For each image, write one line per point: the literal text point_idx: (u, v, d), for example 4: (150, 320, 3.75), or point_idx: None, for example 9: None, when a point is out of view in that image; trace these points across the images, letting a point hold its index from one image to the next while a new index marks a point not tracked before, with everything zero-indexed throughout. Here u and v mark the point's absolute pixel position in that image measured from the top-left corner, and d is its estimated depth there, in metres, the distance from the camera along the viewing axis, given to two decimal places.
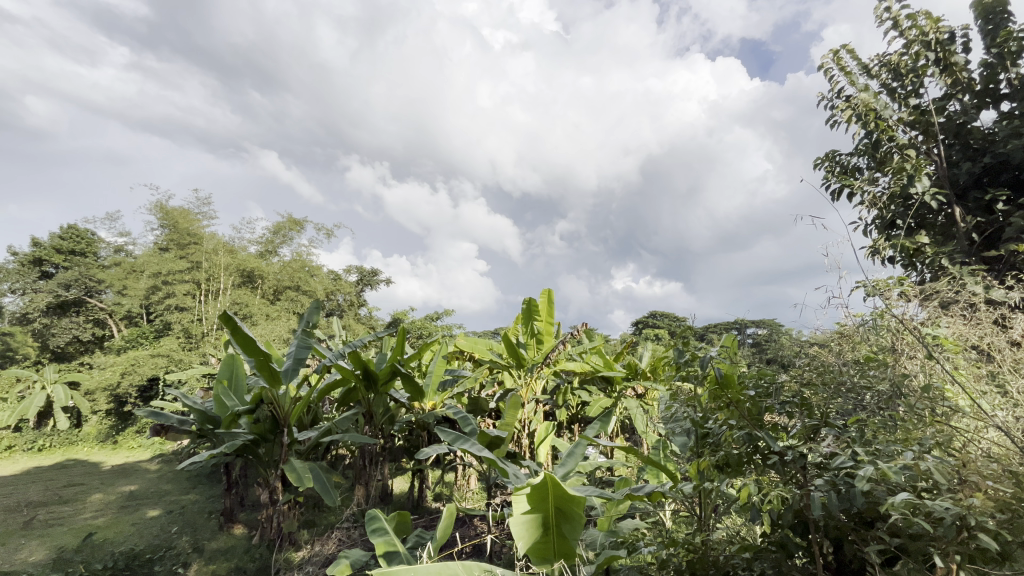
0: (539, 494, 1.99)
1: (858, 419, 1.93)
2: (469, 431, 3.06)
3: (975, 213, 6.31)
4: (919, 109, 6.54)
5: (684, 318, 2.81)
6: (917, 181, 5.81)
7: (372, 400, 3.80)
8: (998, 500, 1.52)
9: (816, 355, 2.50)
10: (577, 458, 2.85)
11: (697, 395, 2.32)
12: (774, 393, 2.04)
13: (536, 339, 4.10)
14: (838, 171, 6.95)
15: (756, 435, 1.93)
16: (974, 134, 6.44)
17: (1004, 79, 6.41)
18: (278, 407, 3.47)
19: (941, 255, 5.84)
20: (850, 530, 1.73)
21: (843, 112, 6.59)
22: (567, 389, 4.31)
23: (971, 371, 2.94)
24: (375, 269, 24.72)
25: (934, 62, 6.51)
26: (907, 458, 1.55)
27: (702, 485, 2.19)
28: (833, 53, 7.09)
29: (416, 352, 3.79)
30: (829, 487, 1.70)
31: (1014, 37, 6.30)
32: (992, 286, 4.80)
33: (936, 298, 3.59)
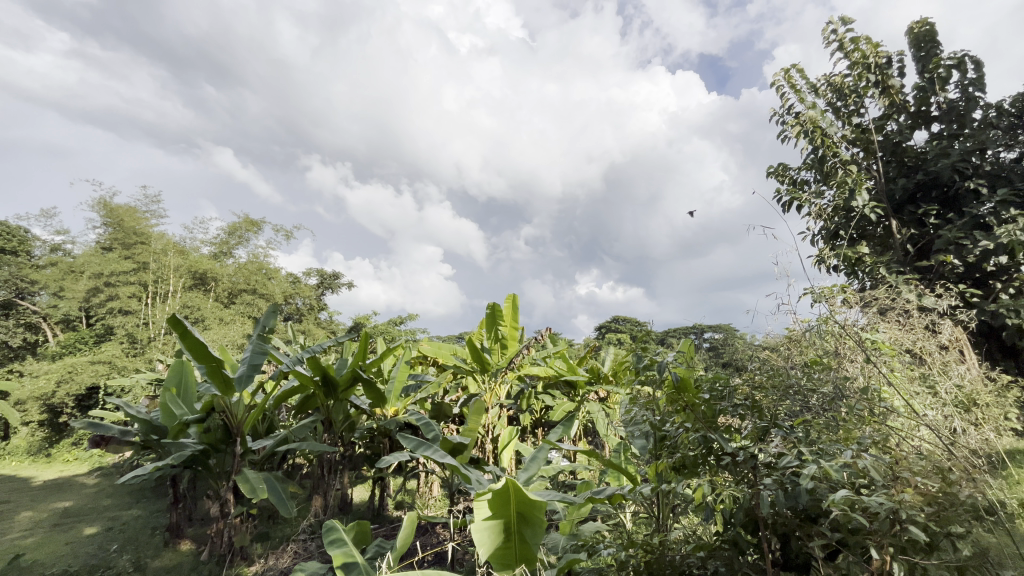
0: (500, 501, 1.99)
1: (804, 420, 2.04)
2: (431, 437, 3.03)
3: (910, 225, 6.85)
4: (860, 127, 7.00)
5: (645, 322, 2.91)
6: (857, 195, 6.24)
7: (331, 407, 3.67)
8: (925, 495, 1.62)
9: (766, 359, 2.67)
10: (539, 463, 2.85)
11: (655, 398, 2.38)
12: (728, 396, 2.13)
13: (501, 344, 4.04)
14: (788, 184, 7.33)
15: (710, 437, 2.00)
16: (908, 152, 6.91)
17: (934, 102, 6.95)
18: (231, 415, 3.32)
19: (880, 264, 6.25)
20: (796, 527, 1.81)
21: (793, 128, 6.96)
22: (531, 393, 4.32)
23: (902, 372, 3.19)
24: (336, 272, 24.22)
25: (873, 85, 6.98)
26: (848, 458, 1.63)
27: (660, 486, 2.26)
28: (784, 72, 7.49)
29: (379, 358, 3.70)
30: (776, 486, 1.77)
31: (943, 65, 6.84)
32: (925, 294, 5.17)
33: (873, 305, 3.88)
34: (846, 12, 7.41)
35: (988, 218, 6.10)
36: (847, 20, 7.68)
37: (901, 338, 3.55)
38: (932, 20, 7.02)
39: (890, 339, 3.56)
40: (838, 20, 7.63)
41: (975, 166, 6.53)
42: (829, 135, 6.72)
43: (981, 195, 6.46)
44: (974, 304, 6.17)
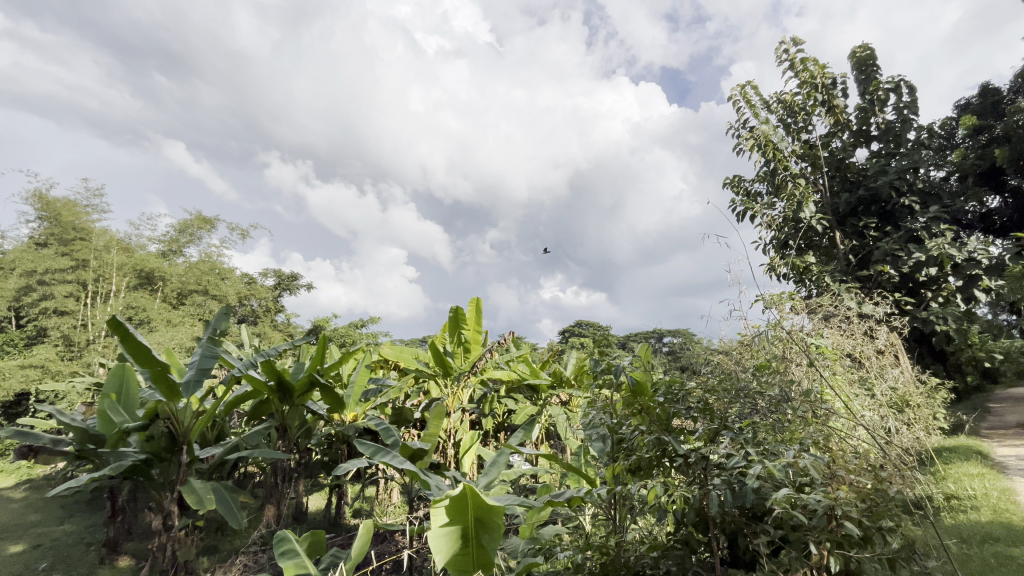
0: (457, 507, 1.97)
1: (752, 421, 2.13)
2: (390, 443, 2.97)
3: (852, 237, 7.28)
4: (808, 143, 7.40)
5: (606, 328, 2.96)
6: (804, 207, 6.59)
7: (286, 413, 3.52)
8: (859, 491, 1.71)
9: (719, 363, 2.78)
10: (500, 467, 2.83)
11: (612, 401, 2.43)
12: (682, 399, 2.20)
13: (463, 349, 3.96)
14: (743, 196, 7.65)
15: (664, 439, 2.06)
16: (851, 168, 7.35)
17: (874, 122, 7.43)
18: (177, 422, 3.15)
19: (825, 273, 6.61)
20: (742, 525, 1.88)
21: (747, 142, 7.29)
22: (494, 397, 4.29)
23: (843, 376, 3.41)
24: (295, 273, 23.52)
25: (820, 103, 7.39)
26: (790, 459, 1.71)
27: (616, 488, 2.31)
28: (739, 88, 7.83)
29: (337, 362, 3.59)
30: (725, 487, 1.83)
31: (882, 88, 7.33)
32: (865, 302, 5.50)
33: (817, 312, 4.12)
34: (797, 34, 7.84)
35: (921, 232, 6.58)
36: (797, 41, 8.12)
37: (842, 343, 3.78)
38: (872, 46, 7.51)
39: (833, 344, 3.79)
40: (790, 41, 8.05)
41: (910, 184, 7.02)
42: (780, 150, 7.07)
43: (914, 211, 6.96)
44: (907, 312, 6.63)
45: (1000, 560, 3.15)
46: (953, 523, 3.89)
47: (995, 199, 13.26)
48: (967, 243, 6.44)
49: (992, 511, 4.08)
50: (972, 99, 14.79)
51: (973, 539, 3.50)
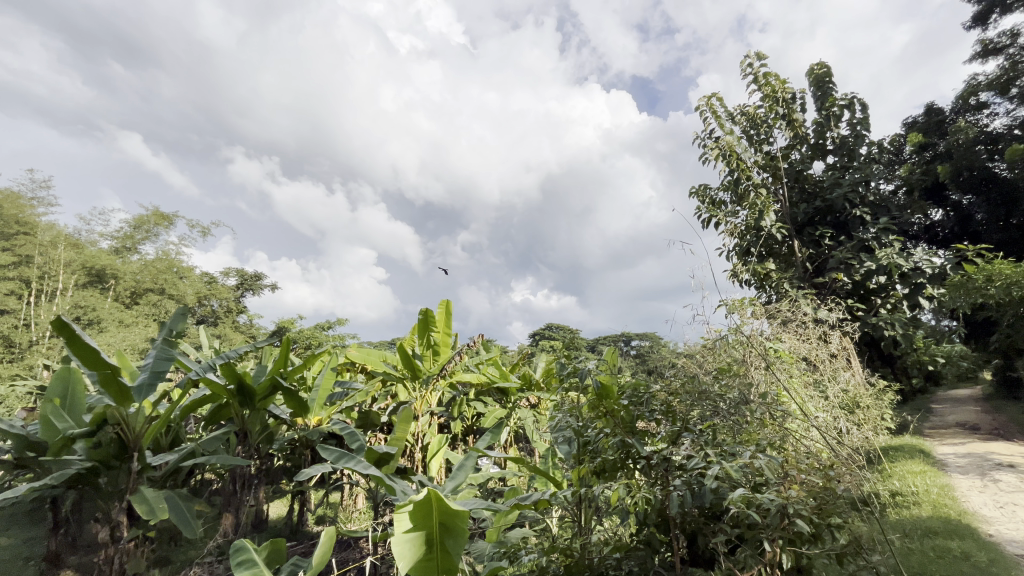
0: (422, 512, 1.95)
1: (713, 422, 2.19)
2: (355, 448, 2.92)
3: (809, 245, 7.60)
4: (769, 155, 7.70)
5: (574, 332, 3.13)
6: (765, 216, 6.86)
7: (246, 417, 3.39)
8: (811, 489, 1.78)
9: (683, 366, 2.86)
10: (467, 471, 2.82)
11: (578, 404, 2.45)
12: (645, 402, 2.25)
13: (433, 351, 4.03)
14: (708, 204, 7.89)
15: (627, 441, 2.10)
16: (809, 180, 7.69)
17: (830, 136, 7.80)
18: (128, 428, 2.96)
19: (784, 280, 6.89)
20: (702, 525, 1.93)
21: (712, 152, 7.52)
22: (462, 400, 4.16)
23: (799, 379, 3.57)
24: (258, 273, 22.85)
25: (780, 117, 7.71)
26: (746, 459, 1.77)
27: (581, 490, 2.33)
28: (706, 99, 8.09)
29: (302, 364, 3.49)
30: (685, 487, 1.87)
31: (837, 104, 7.71)
32: (821, 308, 5.75)
33: (777, 317, 4.28)
34: (760, 49, 8.16)
35: (872, 242, 6.93)
36: (760, 56, 8.45)
37: (798, 347, 3.96)
38: (829, 64, 7.89)
39: (790, 348, 3.95)
40: (753, 56, 8.37)
41: (862, 196, 7.39)
42: (743, 160, 7.34)
43: (866, 221, 7.32)
44: (859, 318, 6.97)
45: (938, 552, 3.35)
46: (897, 518, 4.11)
47: (938, 211, 14.13)
48: (913, 253, 6.82)
49: (932, 506, 4.33)
50: (918, 117, 15.74)
51: (915, 533, 3.71)
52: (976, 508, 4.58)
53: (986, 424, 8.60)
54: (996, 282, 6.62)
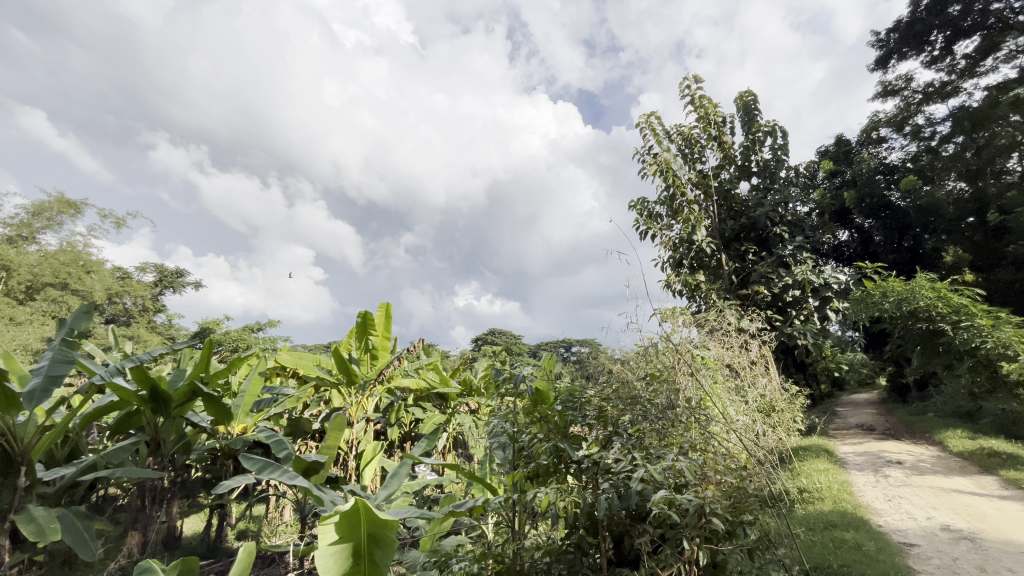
0: (349, 523, 1.89)
1: (641, 426, 2.29)
2: (281, 457, 2.75)
3: (735, 259, 8.14)
4: (701, 173, 8.19)
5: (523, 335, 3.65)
6: (697, 231, 7.32)
7: (160, 425, 3.06)
8: (725, 489, 1.91)
9: (616, 372, 2.98)
10: (401, 479, 2.74)
11: (514, 410, 2.45)
12: (579, 408, 2.32)
13: (370, 355, 3.94)
14: (646, 216, 8.26)
15: (560, 447, 2.15)
16: (736, 198, 8.25)
17: (755, 159, 8.42)
18: (13, 440, 2.62)
19: (712, 291, 7.34)
20: (628, 526, 2.00)
21: (650, 167, 7.90)
22: (401, 406, 4.01)
23: (722, 384, 3.82)
24: (181, 269, 21.23)
25: (712, 138, 8.23)
26: (669, 462, 1.86)
27: (514, 495, 2.35)
28: (645, 116, 8.49)
29: (226, 368, 3.25)
30: (613, 490, 1.93)
31: (762, 130, 8.35)
32: (743, 318, 6.18)
33: (704, 326, 4.56)
34: (697, 73, 8.67)
35: (788, 258, 7.55)
36: (696, 79, 8.99)
37: (723, 355, 4.23)
38: (755, 92, 8.53)
39: (716, 355, 4.22)
40: (690, 79, 8.87)
41: (782, 216, 8.02)
42: (678, 177, 7.78)
43: (784, 239, 7.94)
44: (776, 327, 7.54)
45: (836, 543, 3.69)
46: (803, 513, 4.48)
47: (845, 232, 15.61)
48: (823, 270, 7.50)
49: (833, 501, 4.77)
50: (829, 146, 17.36)
51: (818, 527, 4.06)
52: (870, 501, 5.08)
53: (880, 426, 9.56)
54: (889, 297, 7.81)
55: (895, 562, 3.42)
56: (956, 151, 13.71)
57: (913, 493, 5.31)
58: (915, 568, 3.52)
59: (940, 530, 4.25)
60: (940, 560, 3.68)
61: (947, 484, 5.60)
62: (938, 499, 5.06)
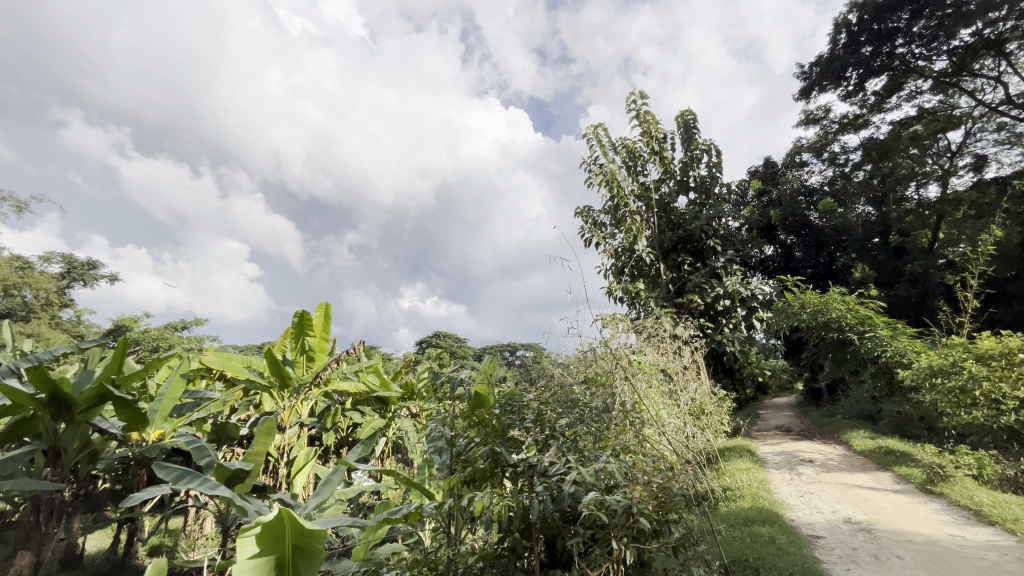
0: (271, 534, 1.81)
1: (576, 428, 2.34)
2: (203, 465, 2.54)
3: (672, 269, 8.53)
4: (643, 185, 8.53)
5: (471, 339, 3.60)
6: (638, 240, 7.64)
7: (60, 433, 2.72)
8: (653, 489, 1.99)
9: (556, 377, 3.04)
10: (333, 485, 2.62)
11: (452, 413, 2.41)
12: (517, 412, 2.33)
13: (306, 357, 3.76)
14: (591, 225, 8.48)
15: (497, 450, 2.16)
16: (675, 211, 8.66)
17: (693, 175, 8.88)
18: None
19: (651, 299, 7.66)
20: (560, 528, 2.03)
21: (597, 177, 8.14)
22: (338, 410, 3.84)
23: (656, 388, 3.99)
24: (94, 261, 19.40)
25: (654, 152, 8.60)
26: (601, 464, 1.91)
27: (451, 499, 2.33)
28: (593, 127, 8.75)
29: (143, 369, 2.96)
30: (546, 493, 1.96)
31: (699, 148, 8.84)
32: (678, 325, 6.48)
33: (642, 332, 4.73)
34: (642, 89, 9.05)
35: (720, 270, 8.02)
36: (641, 94, 9.37)
37: (658, 360, 4.43)
38: (695, 112, 9.01)
39: (651, 360, 4.40)
40: (636, 94, 9.24)
41: (716, 230, 8.50)
42: (622, 188, 8.08)
43: (717, 251, 8.41)
44: (708, 334, 7.96)
45: (753, 538, 3.95)
46: (726, 511, 4.75)
47: (770, 247, 16.17)
48: (751, 282, 8.03)
49: (752, 498, 5.09)
50: (758, 167, 18.60)
51: (739, 523, 4.33)
52: (784, 497, 5.48)
53: (795, 427, 10.35)
54: (807, 309, 8.56)
55: (804, 554, 3.69)
56: (864, 178, 15.29)
57: (822, 489, 5.79)
58: (821, 559, 3.81)
59: (843, 523, 4.64)
60: (842, 549, 4.03)
61: (851, 480, 6.15)
62: (841, 494, 5.54)
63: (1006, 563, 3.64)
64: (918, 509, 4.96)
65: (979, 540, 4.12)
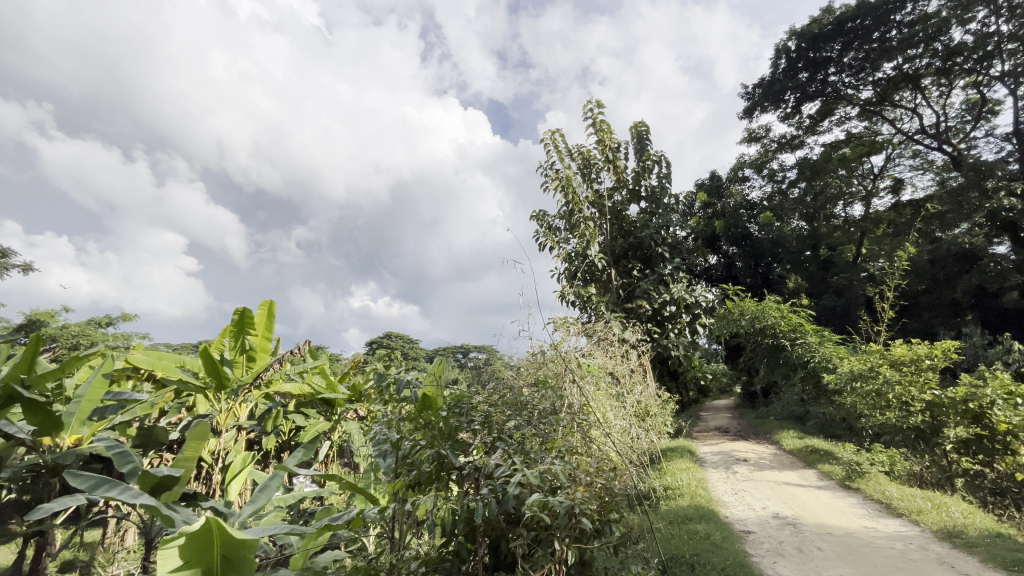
0: (197, 545, 1.71)
1: (524, 431, 2.36)
2: (125, 472, 2.37)
3: (623, 275, 8.77)
4: (597, 193, 8.74)
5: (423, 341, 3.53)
6: (591, 246, 7.81)
7: None
8: (595, 490, 2.04)
9: (507, 379, 3.05)
10: (271, 491, 2.50)
11: (398, 416, 2.35)
12: (465, 414, 2.32)
13: (246, 356, 3.57)
14: (546, 229, 8.59)
15: (442, 453, 2.14)
16: (627, 219, 8.94)
17: (644, 184, 9.18)
18: None
19: (602, 303, 7.85)
20: (504, 530, 2.04)
21: (552, 182, 8.26)
22: (279, 413, 3.66)
23: (604, 391, 4.10)
24: (4, 249, 17.60)
25: (608, 161, 8.84)
26: (546, 466, 1.93)
27: (395, 505, 2.28)
28: (550, 133, 8.87)
29: (59, 368, 2.71)
30: (491, 494, 1.96)
31: (651, 159, 9.16)
32: (627, 330, 6.68)
33: (592, 335, 4.85)
34: (599, 99, 9.29)
35: (667, 277, 8.35)
36: (597, 103, 9.60)
37: (606, 363, 4.56)
38: (648, 123, 9.33)
39: (600, 363, 4.51)
40: (593, 103, 9.46)
41: (665, 238, 8.83)
42: (577, 194, 8.24)
43: (665, 258, 8.76)
44: (654, 339, 8.26)
45: (690, 534, 4.13)
46: (666, 509, 4.94)
47: (713, 256, 16.66)
48: (695, 289, 8.40)
49: (690, 496, 5.32)
50: (705, 179, 19.49)
51: (677, 520, 4.51)
52: (720, 495, 5.76)
53: (733, 428, 10.92)
54: (745, 316, 9.06)
55: (736, 549, 3.90)
56: (799, 195, 16.38)
57: (754, 487, 6.12)
58: (751, 553, 4.04)
59: (772, 518, 4.94)
60: (770, 543, 4.28)
61: (780, 477, 6.55)
62: (771, 491, 5.89)
63: (909, 551, 3.99)
64: (837, 503, 5.35)
65: (888, 531, 4.51)
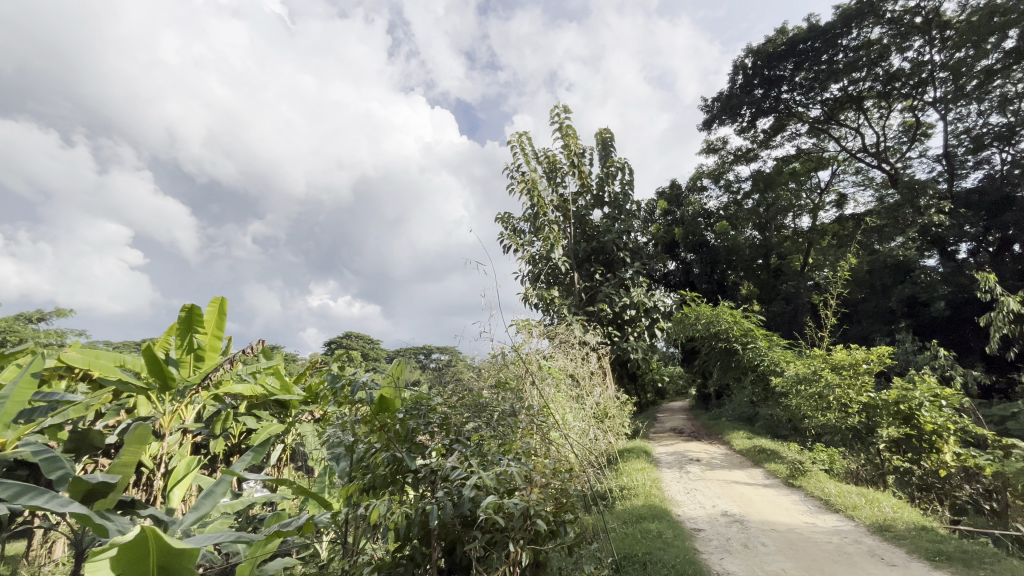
0: (132, 557, 1.62)
1: (481, 433, 2.36)
2: (54, 479, 2.22)
3: (585, 278, 8.90)
4: (562, 197, 8.85)
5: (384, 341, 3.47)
6: (554, 249, 7.89)
7: None
8: (551, 491, 2.06)
9: (468, 381, 3.04)
10: (216, 498, 2.38)
11: (353, 418, 2.29)
12: (422, 416, 2.29)
13: (194, 356, 3.39)
14: (510, 231, 8.61)
15: (398, 456, 2.11)
16: (590, 224, 9.09)
17: (607, 190, 9.36)
18: None
19: (564, 306, 7.95)
20: (459, 533, 2.03)
21: (518, 185, 8.30)
22: (229, 415, 3.49)
23: (564, 393, 4.15)
24: None
25: (573, 166, 8.97)
26: (502, 468, 1.94)
27: (348, 509, 2.21)
28: (517, 136, 8.92)
29: None
30: (446, 497, 1.94)
31: (615, 166, 9.34)
32: (587, 333, 6.78)
33: (554, 338, 4.89)
34: (566, 105, 9.42)
35: (628, 281, 8.55)
36: (563, 109, 9.73)
37: (566, 365, 4.61)
38: (612, 131, 9.53)
39: (561, 365, 4.55)
40: (559, 109, 9.58)
41: (626, 244, 9.03)
42: (542, 198, 8.31)
43: (626, 263, 8.96)
44: (614, 342, 8.42)
45: (644, 533, 4.23)
46: (621, 509, 5.04)
47: (672, 263, 17.16)
48: (654, 294, 8.63)
49: (644, 496, 5.45)
50: (665, 187, 20.06)
51: (631, 520, 4.62)
52: (673, 494, 5.94)
53: (687, 429, 11.25)
54: (701, 320, 9.38)
55: (686, 547, 4.02)
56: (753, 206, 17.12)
57: (705, 486, 6.34)
58: (700, 550, 4.17)
59: (720, 515, 5.13)
60: (719, 540, 4.44)
61: (730, 476, 6.81)
62: (721, 489, 6.12)
63: (844, 545, 4.23)
64: (782, 500, 5.61)
65: (826, 526, 4.77)
